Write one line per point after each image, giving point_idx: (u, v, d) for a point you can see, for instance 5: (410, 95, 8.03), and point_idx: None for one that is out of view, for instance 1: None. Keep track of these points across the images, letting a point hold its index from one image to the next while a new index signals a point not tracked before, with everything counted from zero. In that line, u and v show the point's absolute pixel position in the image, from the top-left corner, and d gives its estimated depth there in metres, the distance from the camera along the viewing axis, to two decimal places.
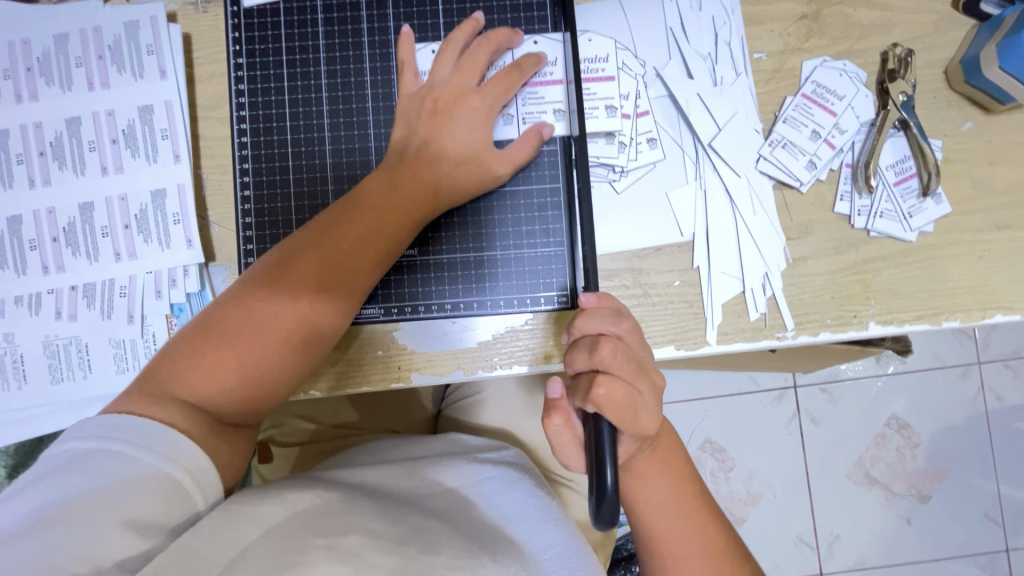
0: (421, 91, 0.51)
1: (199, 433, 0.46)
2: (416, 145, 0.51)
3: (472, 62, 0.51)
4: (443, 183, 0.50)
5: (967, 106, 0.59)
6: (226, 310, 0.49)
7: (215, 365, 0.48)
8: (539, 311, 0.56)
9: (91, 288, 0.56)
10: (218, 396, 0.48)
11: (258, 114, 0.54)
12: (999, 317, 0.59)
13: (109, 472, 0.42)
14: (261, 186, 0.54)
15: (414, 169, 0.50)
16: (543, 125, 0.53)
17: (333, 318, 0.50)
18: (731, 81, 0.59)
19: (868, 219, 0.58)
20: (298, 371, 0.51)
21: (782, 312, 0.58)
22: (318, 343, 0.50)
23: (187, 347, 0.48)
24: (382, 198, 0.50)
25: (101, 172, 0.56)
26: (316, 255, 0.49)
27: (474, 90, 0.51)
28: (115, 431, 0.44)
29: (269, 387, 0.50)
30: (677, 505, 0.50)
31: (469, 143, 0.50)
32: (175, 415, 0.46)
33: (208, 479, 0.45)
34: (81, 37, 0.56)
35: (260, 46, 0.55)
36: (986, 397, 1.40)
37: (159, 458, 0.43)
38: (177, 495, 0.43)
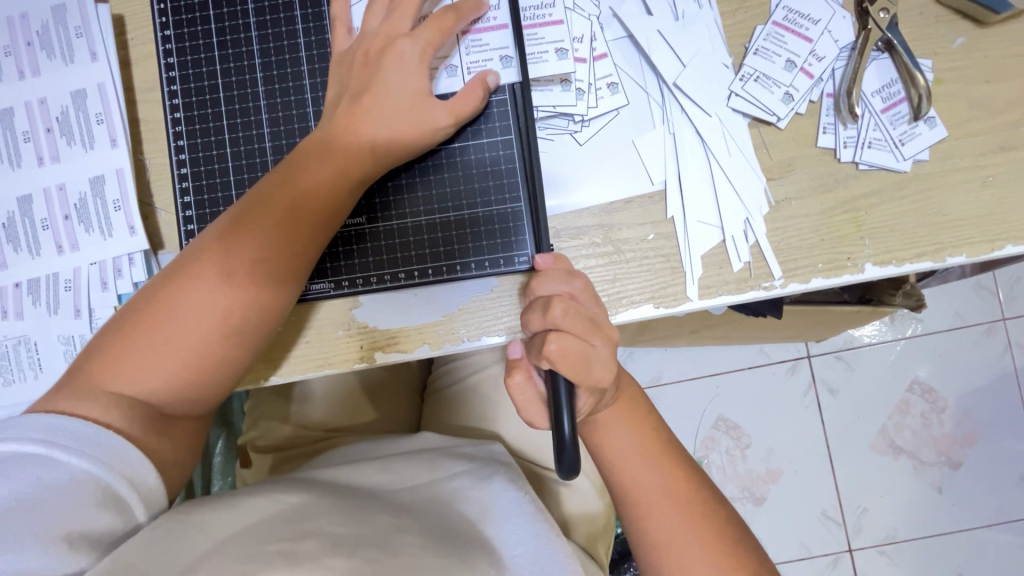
0: (352, 46, 0.49)
1: (139, 430, 0.45)
2: (347, 103, 0.48)
3: (403, 8, 0.48)
4: (378, 140, 0.47)
5: (957, 20, 0.54)
6: (157, 299, 0.46)
7: (148, 356, 0.45)
8: (503, 274, 0.52)
9: (36, 283, 0.54)
10: (157, 387, 0.45)
11: (190, 87, 0.52)
12: (1010, 248, 0.53)
13: (44, 476, 0.41)
14: (198, 163, 0.51)
15: (347, 127, 0.47)
16: (486, 73, 0.50)
17: (274, 296, 0.47)
18: (694, 15, 0.55)
19: (856, 151, 0.54)
20: (243, 355, 0.48)
21: (767, 259, 0.54)
22: (260, 324, 0.47)
23: (116, 339, 0.46)
24: (313, 165, 0.47)
25: (38, 163, 0.54)
26: (247, 230, 0.46)
27: (405, 35, 0.48)
28: (47, 433, 0.42)
29: (212, 375, 0.47)
30: (641, 449, 0.47)
31: (404, 97, 0.47)
32: (110, 409, 0.44)
33: (151, 485, 0.45)
34: (9, 25, 0.54)
35: (187, 15, 0.52)
36: (1015, 354, 1.33)
37: (96, 467, 0.42)
38: (116, 505, 0.43)
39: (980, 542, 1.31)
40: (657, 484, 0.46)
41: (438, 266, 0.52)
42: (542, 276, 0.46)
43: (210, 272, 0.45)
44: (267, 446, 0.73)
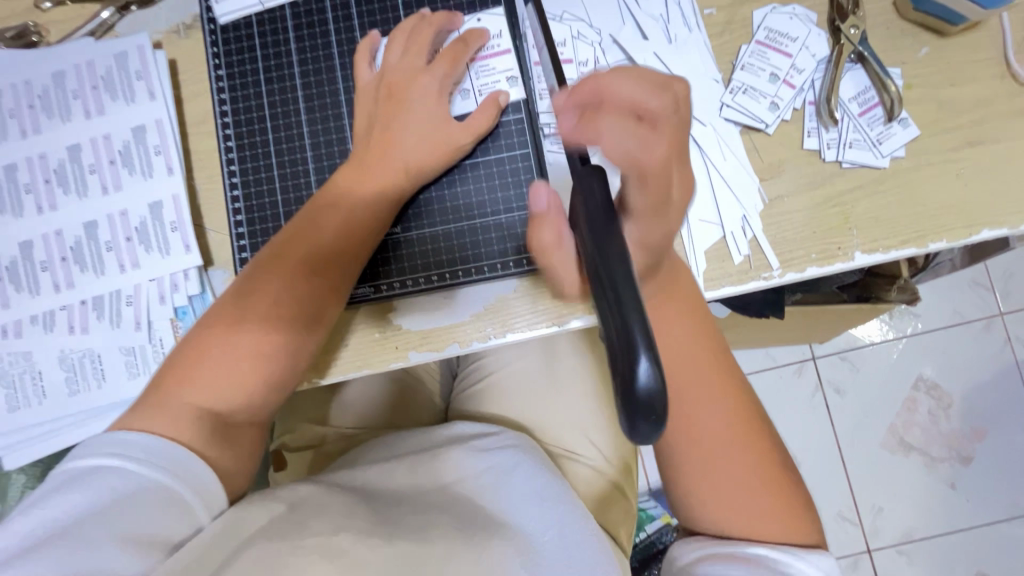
0: (376, 80, 0.55)
1: (204, 440, 0.48)
2: (376, 130, 0.54)
3: (419, 48, 0.55)
4: (409, 162, 0.53)
5: (921, 33, 0.61)
6: (218, 317, 0.51)
7: (215, 369, 0.50)
8: (525, 274, 0.57)
9: (100, 300, 0.59)
10: (223, 395, 0.50)
11: (241, 119, 0.58)
12: (987, 233, 0.58)
13: (115, 489, 0.44)
14: (249, 184, 0.58)
15: (380, 151, 0.53)
16: (498, 93, 0.56)
17: (327, 302, 0.52)
18: (685, 38, 0.61)
19: (838, 151, 0.59)
20: (299, 358, 0.52)
21: (765, 252, 0.59)
22: (314, 326, 0.52)
23: (183, 357, 0.50)
24: (353, 188, 0.53)
25: (102, 192, 0.60)
26: (298, 248, 0.52)
27: (424, 70, 0.54)
28: (116, 449, 0.46)
29: (273, 380, 0.51)
30: (708, 372, 0.50)
31: (427, 124, 0.54)
32: (179, 423, 0.48)
33: (211, 491, 0.48)
34: (76, 72, 0.61)
35: (237, 57, 0.59)
36: (1015, 347, 1.36)
37: (162, 475, 0.46)
38: (179, 510, 0.46)
39: (999, 536, 1.31)
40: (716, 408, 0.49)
41: (465, 269, 0.58)
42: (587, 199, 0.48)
43: (269, 287, 0.51)
44: (301, 447, 0.78)
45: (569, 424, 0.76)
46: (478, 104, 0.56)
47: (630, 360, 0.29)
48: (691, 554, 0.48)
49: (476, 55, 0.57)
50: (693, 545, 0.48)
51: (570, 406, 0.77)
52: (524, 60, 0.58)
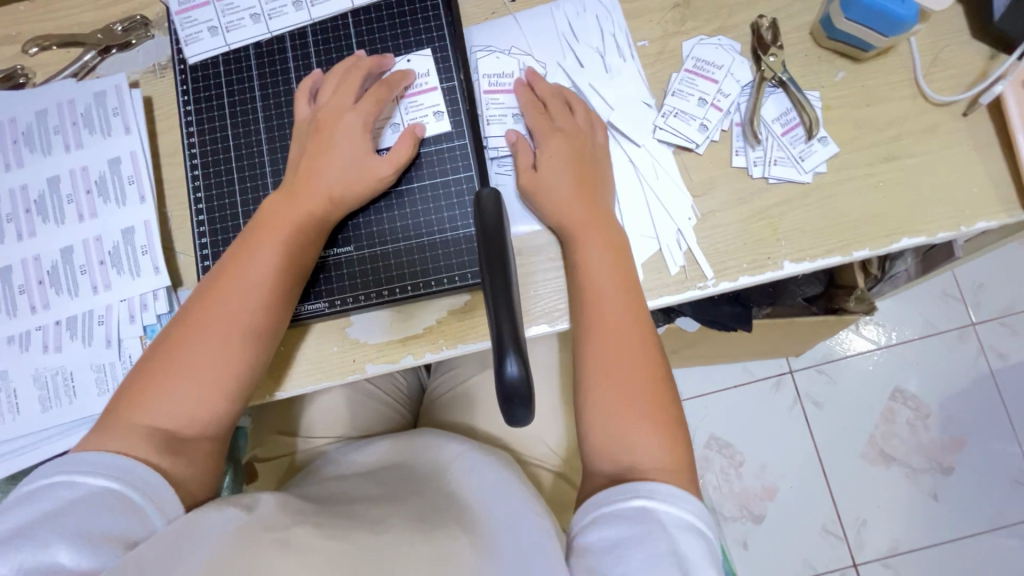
0: (309, 116, 0.60)
1: (156, 454, 0.52)
2: (304, 162, 0.58)
3: (346, 88, 0.59)
4: (334, 189, 0.58)
5: (837, 59, 0.66)
6: (166, 341, 0.55)
7: (160, 387, 0.53)
8: (472, 287, 0.61)
9: (73, 320, 0.63)
10: (172, 413, 0.53)
11: (207, 150, 0.62)
12: (907, 240, 0.62)
13: (68, 496, 0.48)
14: (214, 210, 0.61)
15: (307, 182, 0.58)
16: (415, 127, 0.60)
17: (262, 320, 0.56)
18: (621, 67, 0.66)
19: (764, 168, 0.64)
20: (243, 374, 0.55)
21: (699, 263, 0.63)
22: (251, 342, 0.56)
23: (136, 381, 0.54)
24: (284, 213, 0.57)
25: (79, 220, 0.64)
26: (236, 269, 0.56)
27: (350, 108, 0.59)
28: (73, 466, 0.49)
29: (218, 397, 0.55)
30: (618, 300, 0.55)
31: (350, 155, 0.58)
32: (127, 439, 0.51)
33: (164, 494, 0.50)
34: (58, 110, 0.66)
35: (204, 93, 0.63)
36: (988, 356, 1.39)
37: (112, 481, 0.49)
38: (130, 510, 0.48)
39: (984, 547, 1.31)
40: (620, 335, 0.54)
41: (413, 283, 0.61)
42: (556, 144, 0.60)
43: (207, 309, 0.55)
44: (274, 458, 0.81)
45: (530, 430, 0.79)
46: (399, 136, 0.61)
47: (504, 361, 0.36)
48: (585, 519, 0.49)
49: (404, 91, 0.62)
50: (587, 509, 0.49)
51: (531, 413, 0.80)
52: (461, 93, 0.62)
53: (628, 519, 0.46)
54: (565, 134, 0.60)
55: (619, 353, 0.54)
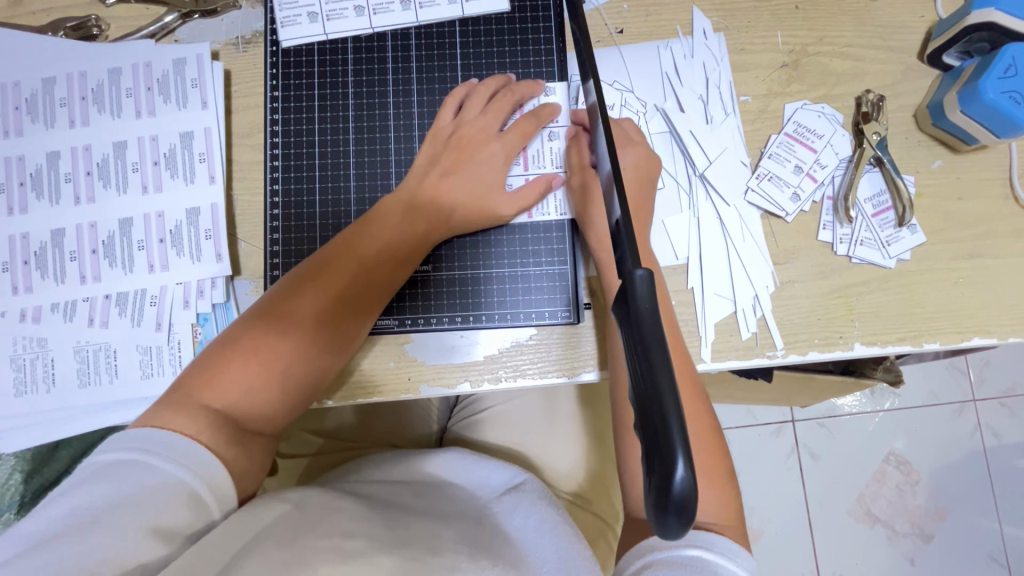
0: (447, 128, 0.58)
1: (224, 445, 0.49)
2: (431, 177, 0.57)
3: (496, 111, 0.58)
4: (457, 213, 0.57)
5: (936, 146, 0.65)
6: (251, 326, 0.52)
7: (239, 375, 0.51)
8: (543, 326, 0.60)
9: (124, 297, 0.60)
10: (242, 404, 0.51)
11: (290, 141, 0.60)
12: (977, 339, 0.62)
13: (138, 483, 0.45)
14: (290, 205, 0.59)
15: (431, 197, 0.56)
16: (553, 175, 0.59)
17: (350, 330, 0.54)
18: (721, 120, 0.65)
19: (850, 247, 0.63)
20: (317, 378, 0.54)
21: (771, 332, 0.62)
22: (336, 354, 0.54)
23: (212, 362, 0.51)
24: (395, 222, 0.56)
25: (142, 191, 0.61)
26: (338, 271, 0.54)
27: (495, 135, 0.58)
28: (146, 445, 0.47)
29: (288, 398, 0.53)
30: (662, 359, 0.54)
31: (479, 184, 0.57)
32: (198, 421, 0.49)
33: (225, 492, 0.49)
34: (133, 71, 0.63)
35: (294, 81, 0.61)
36: (983, 434, 1.35)
37: (182, 471, 0.47)
38: (194, 505, 0.46)
39: None
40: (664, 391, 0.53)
41: (487, 314, 0.60)
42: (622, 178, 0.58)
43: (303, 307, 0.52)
44: (298, 456, 0.81)
45: (559, 459, 0.78)
46: (529, 180, 0.60)
47: (667, 458, 0.27)
48: (636, 562, 0.47)
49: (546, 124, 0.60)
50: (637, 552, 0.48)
51: (561, 446, 0.79)
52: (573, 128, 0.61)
53: (688, 569, 0.45)
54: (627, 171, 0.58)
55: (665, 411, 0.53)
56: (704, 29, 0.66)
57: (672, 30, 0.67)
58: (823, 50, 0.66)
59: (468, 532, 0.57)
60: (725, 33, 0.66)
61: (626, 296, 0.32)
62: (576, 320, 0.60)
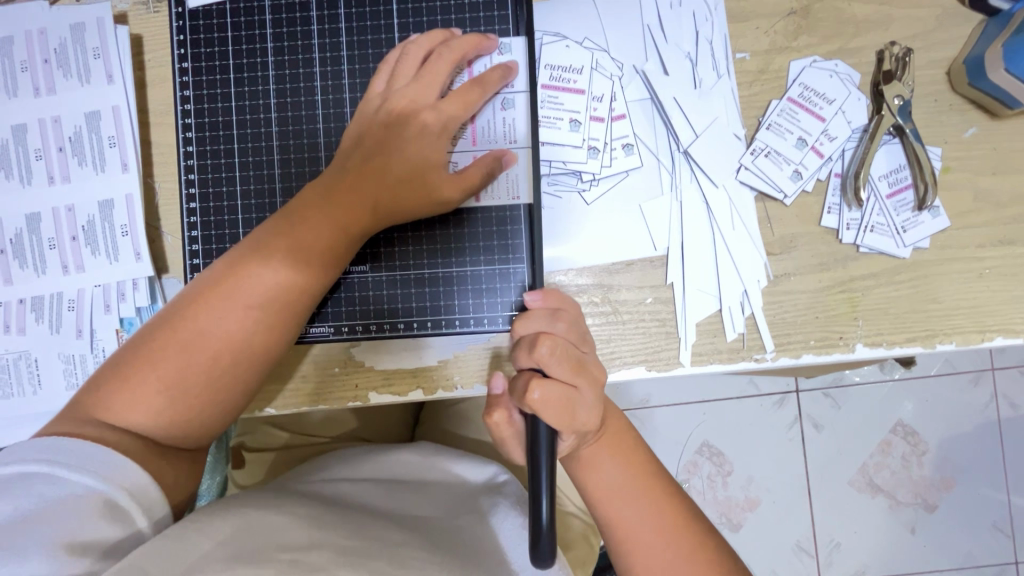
0: (378, 100, 0.50)
1: (139, 456, 0.43)
2: (360, 157, 0.48)
3: (431, 76, 0.49)
4: (386, 199, 0.48)
5: (971, 110, 0.54)
6: (156, 332, 0.45)
7: (141, 389, 0.44)
8: (500, 331, 0.54)
9: (39, 301, 0.54)
10: (147, 417, 0.44)
11: (204, 122, 0.52)
12: (1000, 340, 0.54)
13: (42, 496, 0.39)
14: (208, 198, 0.52)
15: (357, 182, 0.47)
16: (502, 151, 0.51)
17: (270, 340, 0.47)
18: (712, 83, 0.55)
19: (858, 234, 0.54)
20: (236, 390, 0.47)
21: (761, 332, 0.54)
22: (254, 365, 0.47)
23: (115, 369, 0.45)
24: (318, 214, 0.47)
25: (48, 182, 0.54)
26: (251, 271, 0.45)
27: (431, 104, 0.49)
28: (52, 453, 0.41)
29: (203, 413, 0.46)
30: (607, 452, 0.49)
31: (417, 160, 0.48)
32: (99, 432, 0.43)
33: (151, 499, 0.43)
34: (26, 40, 0.54)
35: (206, 50, 0.52)
36: (999, 404, 1.27)
37: (93, 481, 0.40)
38: (114, 514, 0.40)
39: None
40: (617, 487, 0.48)
41: (434, 320, 0.54)
42: (526, 316, 0.47)
43: (210, 314, 0.45)
44: (264, 450, 0.77)
45: None
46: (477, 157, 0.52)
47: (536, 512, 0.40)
48: None
49: (496, 90, 0.51)
50: None
51: None
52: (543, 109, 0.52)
53: None
54: (545, 297, 0.48)
55: (624, 507, 0.47)
56: None
57: None
58: None
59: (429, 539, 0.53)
60: None
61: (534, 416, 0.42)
62: None
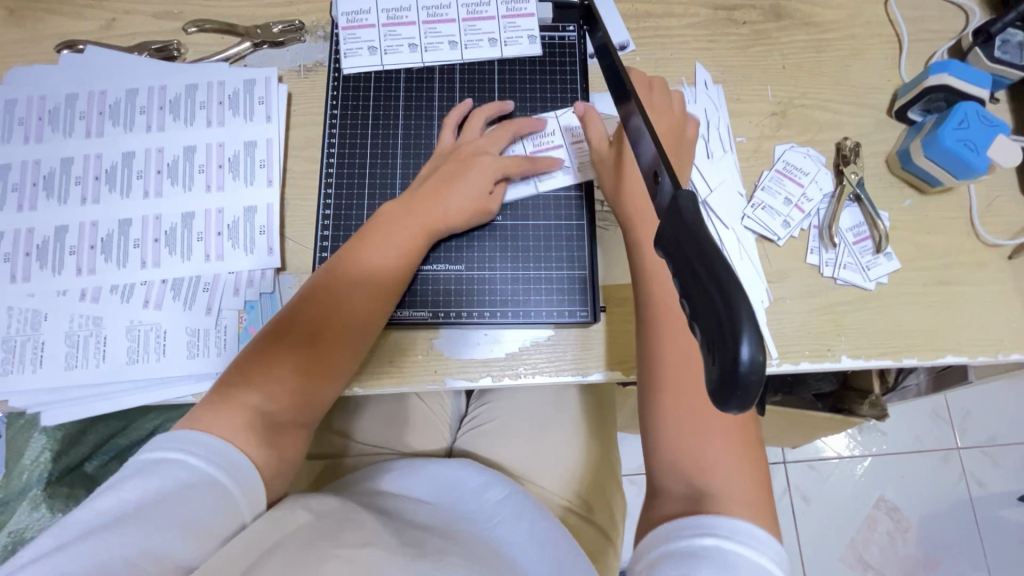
0: (446, 149, 0.67)
1: (257, 437, 0.55)
2: (424, 187, 0.65)
3: (473, 129, 0.68)
4: (449, 214, 0.64)
5: (906, 187, 0.74)
6: (274, 333, 0.60)
7: (261, 377, 0.57)
8: (563, 325, 0.66)
9: (179, 282, 0.65)
10: (265, 400, 0.57)
11: (344, 152, 0.69)
12: (951, 357, 0.69)
13: (182, 481, 0.49)
14: (340, 208, 0.67)
15: (423, 204, 0.64)
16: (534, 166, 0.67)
17: (364, 323, 0.61)
18: (720, 155, 0.74)
19: (834, 269, 0.71)
20: (338, 368, 0.60)
21: (766, 342, 0.68)
22: (350, 347, 0.60)
23: (240, 365, 0.58)
24: (397, 229, 0.63)
25: (206, 190, 0.68)
26: (350, 275, 0.61)
27: (484, 149, 0.67)
28: (181, 444, 0.51)
29: (310, 389, 0.59)
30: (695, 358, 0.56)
31: (472, 183, 0.64)
32: (231, 421, 0.54)
33: (254, 494, 0.52)
34: (207, 88, 0.71)
35: (351, 102, 0.70)
36: (969, 482, 1.38)
37: (221, 477, 0.51)
38: (229, 507, 0.50)
39: None
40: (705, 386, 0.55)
41: (491, 310, 0.67)
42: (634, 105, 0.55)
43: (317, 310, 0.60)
44: (317, 456, 0.84)
45: (559, 470, 0.81)
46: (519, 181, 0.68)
47: (733, 340, 0.28)
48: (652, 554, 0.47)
49: (524, 134, 0.69)
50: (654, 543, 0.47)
51: (559, 454, 0.83)
52: (586, 152, 0.70)
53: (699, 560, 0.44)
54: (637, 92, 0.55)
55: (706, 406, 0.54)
56: (705, 80, 0.77)
57: (679, 80, 0.77)
58: (806, 103, 0.77)
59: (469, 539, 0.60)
60: (723, 85, 0.77)
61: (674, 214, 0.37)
62: (593, 320, 0.66)
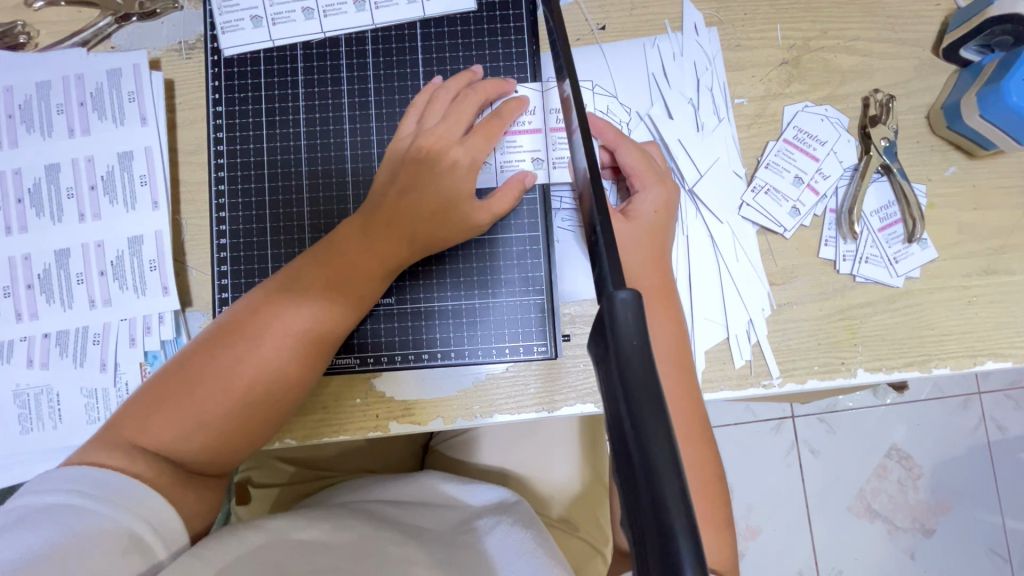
0: (411, 138, 0.53)
1: (160, 483, 0.44)
2: (394, 193, 0.51)
3: (457, 115, 0.52)
4: (419, 233, 0.50)
5: (950, 151, 0.59)
6: (192, 360, 0.47)
7: (170, 419, 0.45)
8: (519, 360, 0.56)
9: (65, 335, 0.55)
10: (173, 445, 0.45)
11: (235, 161, 0.56)
12: (989, 363, 0.57)
13: (72, 528, 0.38)
14: (238, 234, 0.55)
15: (390, 218, 0.50)
16: (526, 174, 0.54)
17: (301, 365, 0.48)
18: (714, 127, 0.59)
19: (853, 265, 0.58)
20: (264, 422, 0.47)
21: (766, 359, 0.57)
22: (279, 396, 0.47)
23: (150, 396, 0.46)
24: (359, 245, 0.49)
25: (79, 219, 0.56)
26: (293, 298, 0.48)
27: (457, 141, 0.52)
28: (80, 484, 0.41)
29: (226, 443, 0.46)
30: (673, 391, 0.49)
31: (449, 192, 0.51)
32: (129, 460, 0.43)
33: (172, 531, 0.43)
34: (63, 85, 0.57)
35: (239, 94, 0.56)
36: (988, 427, 1.25)
37: (123, 515, 0.41)
38: (138, 551, 0.40)
39: None
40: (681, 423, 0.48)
41: (440, 351, 0.56)
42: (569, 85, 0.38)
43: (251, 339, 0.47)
44: (267, 485, 0.75)
45: (542, 471, 0.72)
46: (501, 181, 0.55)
47: None
48: None
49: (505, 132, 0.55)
50: None
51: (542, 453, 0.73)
52: (540, 143, 0.56)
53: None
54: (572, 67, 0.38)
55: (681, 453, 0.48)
56: (696, 23, 0.60)
57: (661, 25, 0.60)
58: (827, 44, 0.60)
59: (441, 535, 0.54)
60: (719, 27, 0.60)
61: (606, 335, 0.25)
62: (555, 355, 0.55)
